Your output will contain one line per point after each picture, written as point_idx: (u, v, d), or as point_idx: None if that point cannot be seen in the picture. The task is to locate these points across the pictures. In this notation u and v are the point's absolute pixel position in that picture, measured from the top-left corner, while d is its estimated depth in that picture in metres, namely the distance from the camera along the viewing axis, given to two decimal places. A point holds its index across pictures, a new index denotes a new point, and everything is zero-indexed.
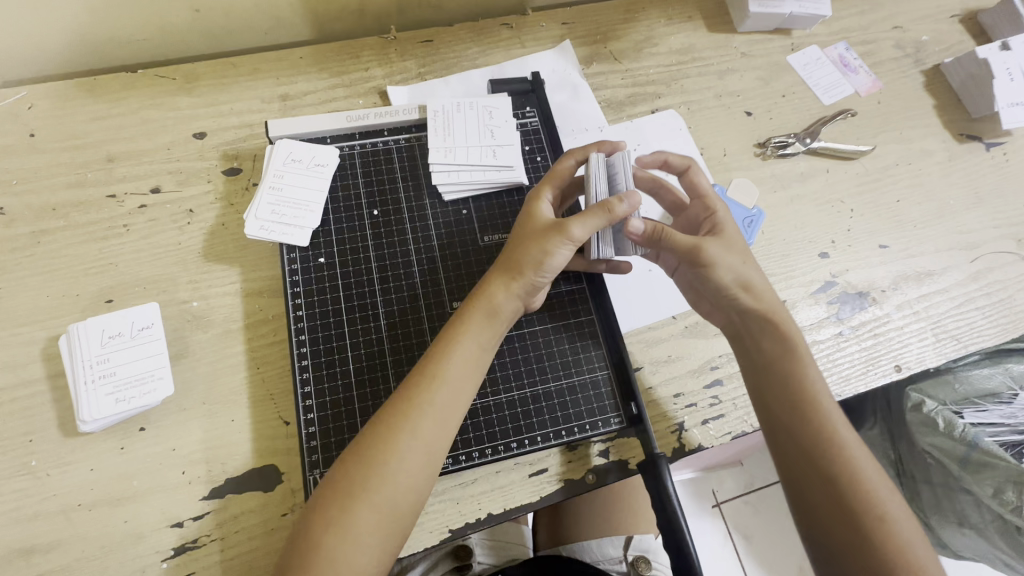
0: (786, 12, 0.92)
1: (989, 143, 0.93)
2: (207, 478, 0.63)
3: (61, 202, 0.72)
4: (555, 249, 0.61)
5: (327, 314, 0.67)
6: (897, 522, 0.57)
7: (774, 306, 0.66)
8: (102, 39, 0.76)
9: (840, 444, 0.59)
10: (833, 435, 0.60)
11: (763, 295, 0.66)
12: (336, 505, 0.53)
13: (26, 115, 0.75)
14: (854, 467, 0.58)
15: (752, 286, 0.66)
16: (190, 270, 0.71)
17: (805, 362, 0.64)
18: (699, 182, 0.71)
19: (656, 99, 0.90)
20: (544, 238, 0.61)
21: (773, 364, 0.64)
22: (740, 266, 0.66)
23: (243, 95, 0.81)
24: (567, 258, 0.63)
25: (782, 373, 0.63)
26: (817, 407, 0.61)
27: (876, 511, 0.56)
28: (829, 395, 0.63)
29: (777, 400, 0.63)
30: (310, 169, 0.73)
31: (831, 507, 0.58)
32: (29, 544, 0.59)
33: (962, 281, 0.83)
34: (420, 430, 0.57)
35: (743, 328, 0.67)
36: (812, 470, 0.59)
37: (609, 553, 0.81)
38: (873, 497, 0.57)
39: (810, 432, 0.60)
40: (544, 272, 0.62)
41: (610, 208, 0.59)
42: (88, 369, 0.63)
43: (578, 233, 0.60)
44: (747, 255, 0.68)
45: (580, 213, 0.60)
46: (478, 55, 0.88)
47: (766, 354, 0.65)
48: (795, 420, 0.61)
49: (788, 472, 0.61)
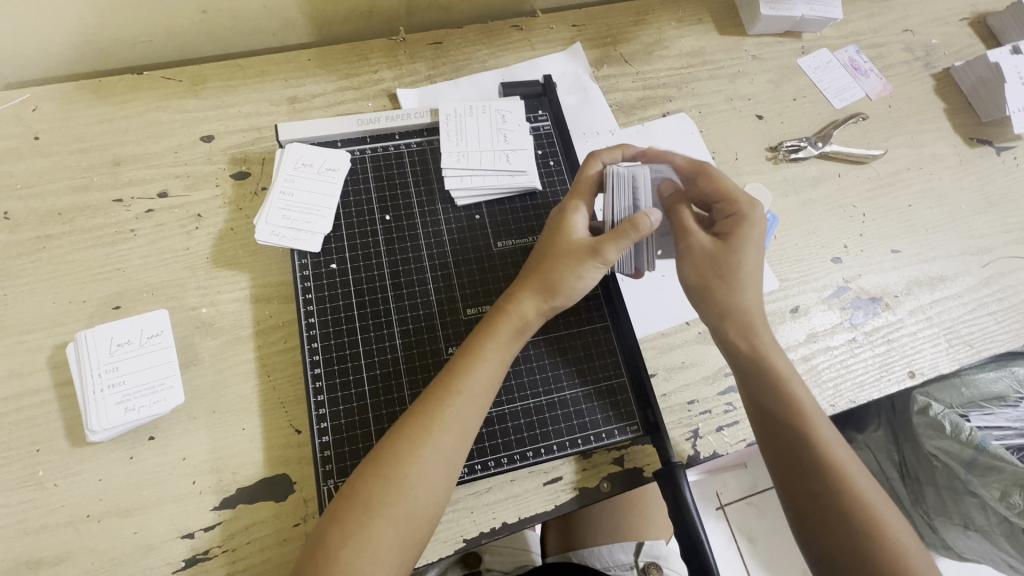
0: (797, 15, 0.92)
1: (1000, 147, 0.93)
2: (217, 488, 0.62)
3: (67, 207, 0.71)
4: (588, 272, 0.62)
5: (339, 321, 0.67)
6: (904, 545, 0.55)
7: (760, 321, 0.64)
8: (108, 40, 0.75)
9: (836, 465, 0.58)
10: (829, 457, 0.58)
11: (750, 308, 0.63)
12: (354, 518, 0.52)
13: (30, 118, 0.74)
14: (853, 488, 0.57)
15: (737, 296, 0.63)
16: (199, 275, 0.70)
17: (794, 385, 0.61)
18: (725, 185, 0.66)
19: (667, 102, 0.89)
20: (578, 259, 0.62)
21: (760, 386, 0.62)
22: (730, 272, 0.63)
23: (250, 98, 0.80)
24: (597, 279, 0.63)
25: (769, 396, 0.61)
26: (808, 428, 0.59)
27: (879, 533, 0.55)
28: (820, 413, 0.61)
29: (773, 423, 0.60)
30: (321, 174, 0.72)
31: (836, 531, 0.56)
32: (37, 555, 0.58)
33: (973, 287, 0.83)
34: (442, 443, 0.56)
35: (728, 347, 0.64)
36: (809, 493, 0.58)
37: (619, 559, 0.79)
38: (875, 516, 0.56)
39: (804, 455, 0.58)
40: (574, 294, 0.63)
41: (637, 224, 0.60)
42: (97, 377, 0.62)
43: (613, 255, 0.61)
44: (740, 263, 0.63)
45: (613, 235, 0.61)
46: (488, 57, 0.87)
47: (750, 376, 0.63)
48: (793, 443, 0.59)
49: (785, 493, 0.60)
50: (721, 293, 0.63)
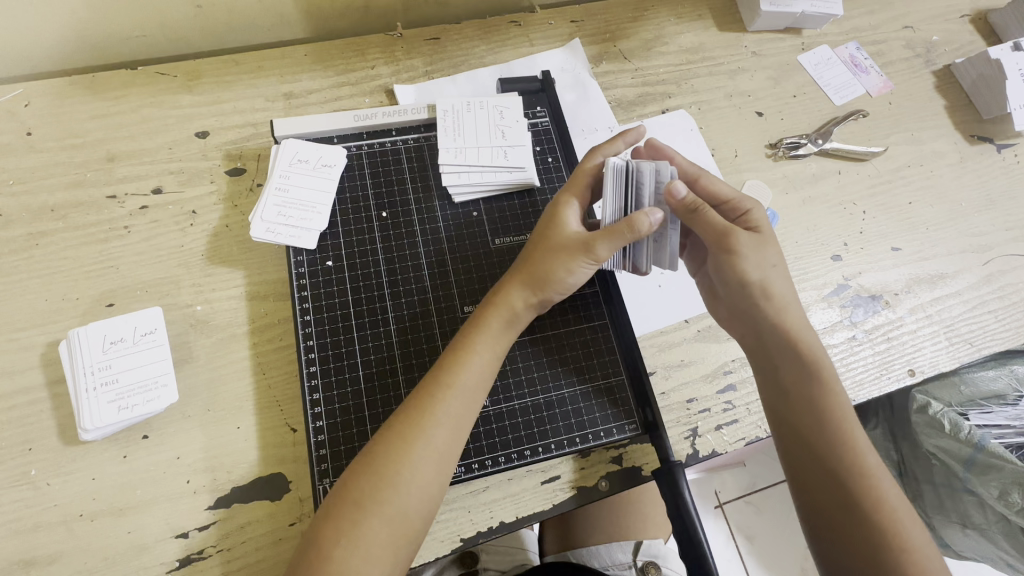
0: (797, 12, 0.91)
1: (1000, 145, 0.93)
2: (211, 487, 0.61)
3: (60, 203, 0.70)
4: (579, 267, 0.61)
5: (335, 319, 0.66)
6: (920, 552, 0.55)
7: (803, 323, 0.63)
8: (102, 35, 0.74)
9: (864, 469, 0.58)
10: (858, 459, 0.58)
11: (791, 308, 0.63)
12: (347, 516, 0.52)
13: (23, 113, 0.73)
14: (879, 493, 0.57)
15: (779, 294, 0.63)
16: (193, 273, 0.69)
17: (834, 387, 0.61)
18: (719, 187, 0.66)
19: (667, 99, 0.88)
20: (568, 254, 0.61)
21: (798, 385, 0.61)
22: (770, 270, 0.63)
23: (246, 94, 0.79)
24: (586, 275, 0.63)
25: (806, 397, 0.61)
26: (834, 429, 0.59)
27: (898, 540, 0.55)
28: (856, 418, 0.60)
29: (800, 422, 0.61)
30: (317, 170, 0.71)
31: (852, 532, 0.56)
32: (29, 555, 0.57)
33: (974, 285, 0.83)
34: (434, 439, 0.55)
35: (762, 343, 0.64)
36: (832, 493, 0.58)
37: (618, 559, 0.78)
38: (895, 522, 0.56)
39: (832, 457, 0.58)
40: (562, 289, 0.63)
41: (636, 225, 0.58)
42: (90, 375, 0.61)
43: (603, 252, 0.60)
44: (779, 263, 0.63)
45: (603, 232, 0.60)
46: (485, 53, 0.87)
47: (788, 375, 0.62)
48: (816, 443, 0.59)
49: (806, 493, 0.60)
50: (759, 290, 0.62)
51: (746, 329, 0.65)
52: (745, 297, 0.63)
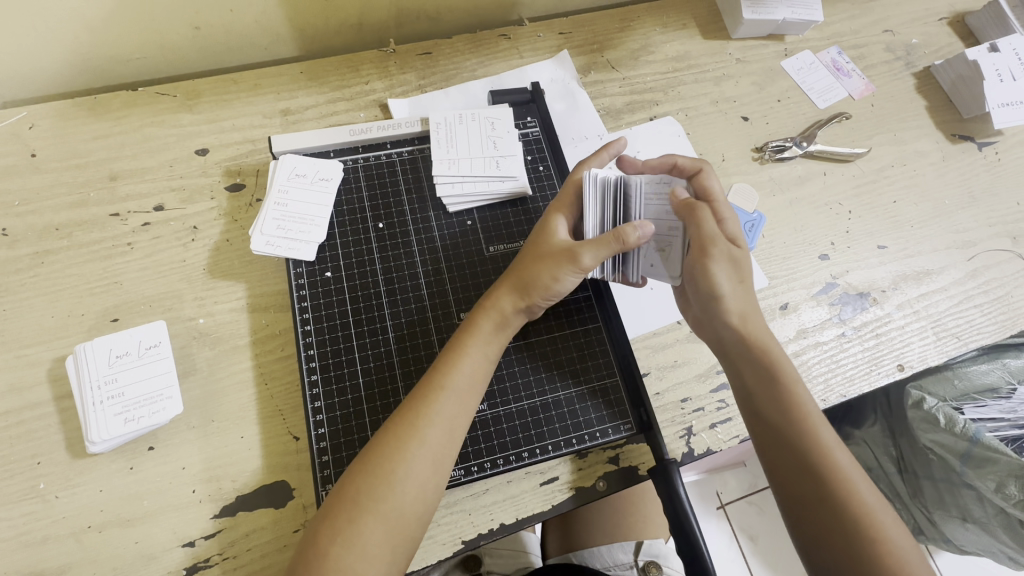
0: (780, 18, 0.93)
1: (981, 143, 0.95)
2: (216, 496, 0.63)
3: (64, 222, 0.72)
4: (566, 275, 0.63)
5: (335, 328, 0.68)
6: (895, 544, 0.56)
7: (764, 330, 0.65)
8: (102, 58, 0.76)
9: (835, 463, 0.59)
10: (828, 454, 0.59)
11: (749, 315, 0.65)
12: (343, 515, 0.53)
13: (27, 135, 0.75)
14: (851, 488, 0.58)
15: (741, 305, 0.65)
16: (195, 286, 0.71)
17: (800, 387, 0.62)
18: (710, 184, 0.67)
19: (654, 106, 0.90)
20: (556, 261, 0.62)
21: (761, 387, 0.63)
22: (738, 282, 0.65)
23: (244, 111, 0.81)
24: (575, 282, 0.64)
25: (767, 399, 0.63)
26: (807, 426, 0.60)
27: (872, 532, 0.56)
28: (822, 417, 0.62)
29: (768, 421, 0.62)
30: (315, 184, 0.73)
31: (828, 526, 0.57)
32: (40, 567, 0.58)
33: (959, 280, 0.85)
34: (428, 437, 0.57)
35: (727, 350, 0.66)
36: (807, 490, 0.59)
37: (620, 559, 0.80)
38: (869, 514, 0.57)
39: (802, 452, 0.60)
40: (551, 295, 0.64)
41: (623, 236, 0.61)
42: (96, 389, 0.63)
43: (589, 260, 0.62)
44: (750, 274, 0.65)
45: (591, 241, 0.62)
46: (477, 66, 0.89)
47: (754, 378, 0.64)
48: (788, 441, 0.61)
49: (779, 490, 0.61)
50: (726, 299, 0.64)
51: (712, 337, 0.68)
52: (712, 308, 0.65)
